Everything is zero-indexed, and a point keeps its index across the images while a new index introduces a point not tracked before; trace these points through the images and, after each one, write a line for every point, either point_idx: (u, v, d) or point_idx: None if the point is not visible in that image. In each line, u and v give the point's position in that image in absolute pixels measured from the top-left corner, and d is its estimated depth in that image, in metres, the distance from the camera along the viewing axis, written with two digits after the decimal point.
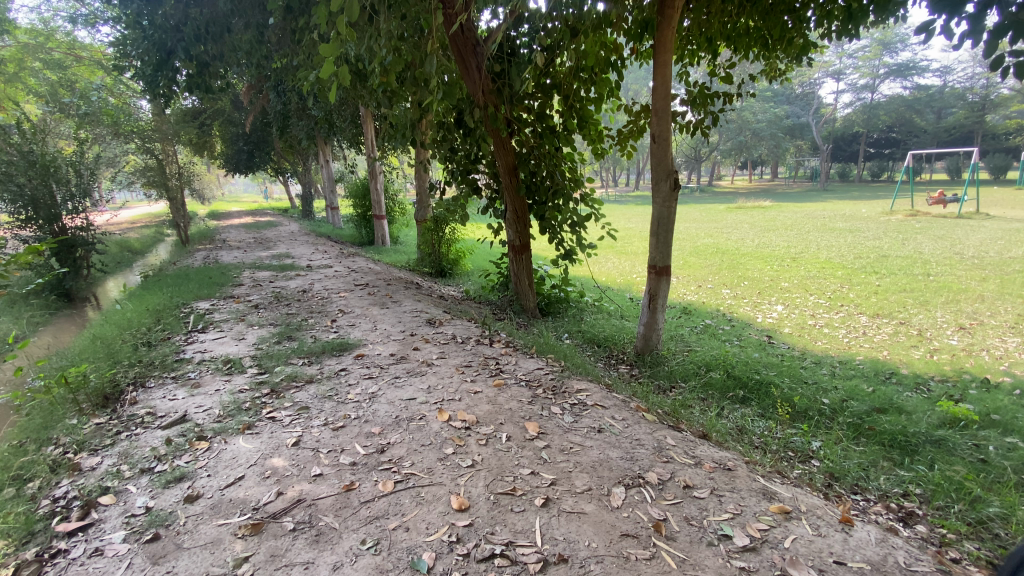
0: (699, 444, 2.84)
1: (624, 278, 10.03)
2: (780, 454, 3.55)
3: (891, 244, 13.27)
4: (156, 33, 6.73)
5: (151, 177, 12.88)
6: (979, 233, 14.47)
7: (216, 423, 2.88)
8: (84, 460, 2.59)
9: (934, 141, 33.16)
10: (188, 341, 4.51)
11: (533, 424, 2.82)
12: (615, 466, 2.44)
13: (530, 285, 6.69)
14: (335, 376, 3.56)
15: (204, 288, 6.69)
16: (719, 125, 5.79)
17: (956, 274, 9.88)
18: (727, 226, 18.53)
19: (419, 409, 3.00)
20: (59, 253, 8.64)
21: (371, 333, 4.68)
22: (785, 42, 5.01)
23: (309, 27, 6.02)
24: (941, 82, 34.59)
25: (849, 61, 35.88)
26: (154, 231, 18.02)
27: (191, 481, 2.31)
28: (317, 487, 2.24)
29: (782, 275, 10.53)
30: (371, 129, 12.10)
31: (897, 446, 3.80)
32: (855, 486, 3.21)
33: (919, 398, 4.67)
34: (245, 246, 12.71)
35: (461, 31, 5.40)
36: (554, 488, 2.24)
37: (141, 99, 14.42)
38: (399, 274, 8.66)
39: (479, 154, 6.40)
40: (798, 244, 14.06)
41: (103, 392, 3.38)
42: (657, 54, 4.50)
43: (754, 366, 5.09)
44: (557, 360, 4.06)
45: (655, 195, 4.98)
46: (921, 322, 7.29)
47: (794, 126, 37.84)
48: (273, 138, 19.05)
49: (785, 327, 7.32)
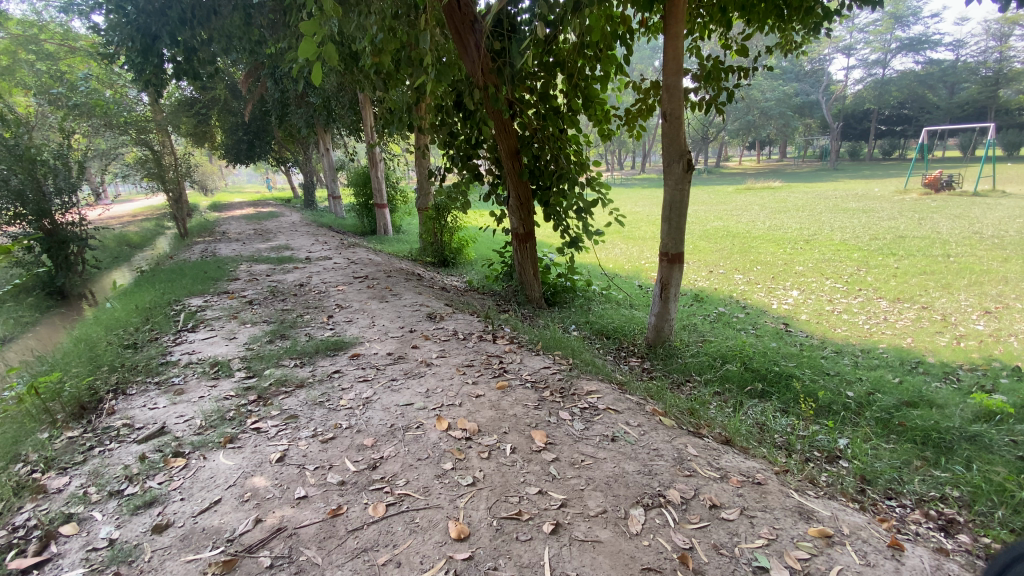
0: (724, 453, 2.58)
1: (632, 264, 9.74)
2: (805, 455, 3.28)
3: (907, 225, 12.87)
4: (140, 18, 6.35)
5: (149, 170, 12.58)
6: (997, 211, 14.00)
7: (197, 436, 2.66)
8: (51, 481, 2.39)
9: (947, 117, 32.41)
10: (176, 341, 4.30)
11: (539, 433, 2.57)
12: (632, 483, 2.19)
13: (536, 274, 6.42)
14: (327, 380, 3.32)
15: (198, 284, 6.48)
16: (734, 102, 5.42)
17: (976, 254, 9.51)
18: (736, 209, 18.09)
19: (416, 417, 2.76)
20: (51, 250, 8.41)
21: (369, 329, 4.43)
22: (802, 11, 4.65)
23: (298, 6, 5.67)
24: (954, 56, 33.74)
25: (860, 36, 34.89)
26: (154, 225, 17.80)
27: (162, 507, 2.10)
28: (299, 513, 2.01)
29: (795, 258, 10.20)
30: (370, 115, 11.79)
31: (931, 443, 3.50)
32: (889, 490, 2.94)
33: (949, 390, 4.37)
34: (245, 238, 12.53)
35: (458, 7, 5.09)
36: (564, 511, 2.00)
37: (135, 90, 14.09)
38: (400, 265, 8.43)
39: (480, 138, 6.12)
40: (811, 225, 13.64)
41: (80, 401, 3.18)
42: (667, 26, 4.17)
43: (773, 357, 4.81)
44: (565, 357, 3.80)
45: (668, 178, 4.68)
46: (944, 306, 6.97)
47: (803, 104, 36.98)
48: (272, 127, 18.75)
49: (802, 313, 7.03)
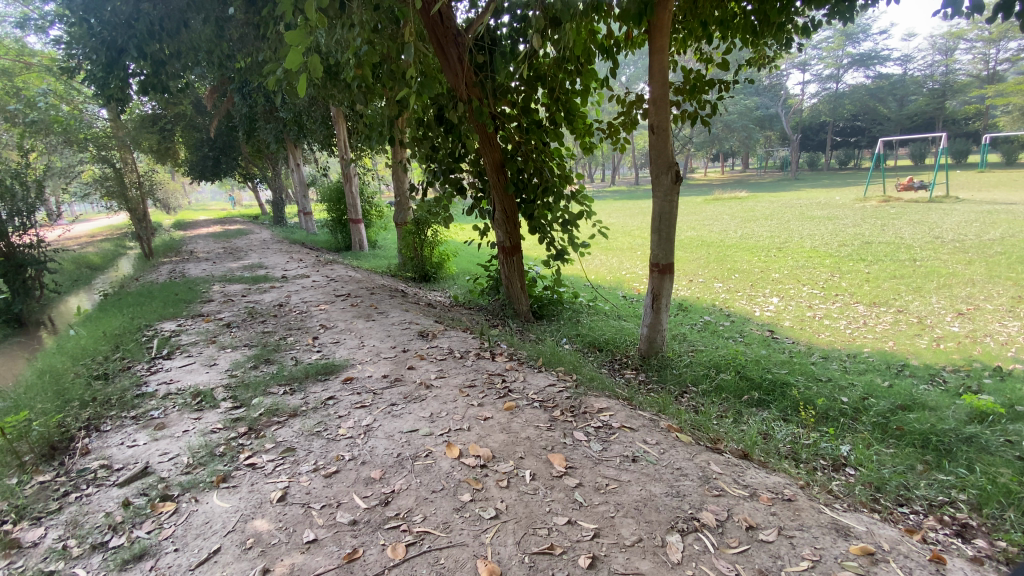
0: (746, 469, 2.51)
1: (614, 275, 9.79)
2: (812, 463, 3.22)
3: (871, 231, 13.36)
4: (104, 30, 6.01)
5: (110, 188, 12.05)
6: (952, 216, 14.69)
7: (185, 475, 2.44)
8: (24, 534, 2.13)
9: (897, 128, 34.20)
10: (151, 370, 4.00)
11: (558, 457, 2.46)
12: (662, 507, 2.09)
13: (523, 287, 6.31)
14: (322, 408, 3.11)
15: (169, 307, 6.13)
16: (716, 115, 5.44)
17: (941, 258, 9.90)
18: (706, 218, 18.48)
19: (423, 445, 2.60)
20: (7, 274, 7.92)
21: (358, 351, 4.23)
22: (774, 26, 4.70)
23: (273, 18, 5.48)
24: (902, 69, 35.78)
25: (815, 52, 36.50)
26: (114, 245, 16.97)
27: (154, 560, 1.89)
28: (311, 559, 1.84)
29: (770, 265, 10.44)
30: (344, 129, 11.56)
31: (931, 447, 3.51)
32: (899, 496, 2.89)
33: (938, 392, 4.44)
34: (215, 257, 12.06)
35: (440, 20, 4.99)
36: (598, 542, 1.89)
37: (95, 106, 13.52)
38: (381, 281, 8.20)
39: (463, 151, 5.99)
40: (781, 233, 13.99)
41: (50, 441, 2.89)
42: (653, 39, 4.18)
43: (765, 364, 4.81)
44: (568, 373, 3.72)
45: (656, 189, 4.66)
46: (919, 309, 7.18)
47: (764, 117, 38.33)
48: (240, 143, 18.27)
49: (785, 320, 7.13)
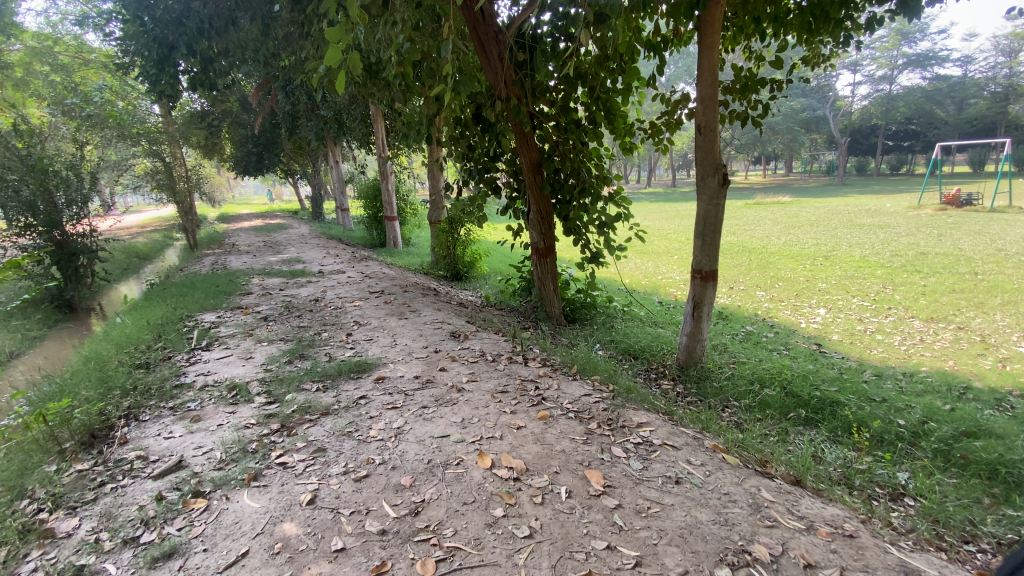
0: (799, 497, 2.32)
1: (650, 280, 9.54)
2: (868, 491, 2.97)
3: (926, 241, 12.61)
4: (156, 28, 6.15)
5: (160, 181, 12.47)
6: (1017, 227, 13.73)
7: (217, 472, 2.43)
8: (59, 524, 2.16)
9: (955, 133, 32.35)
10: (190, 361, 4.07)
11: (595, 474, 2.33)
12: (709, 536, 1.94)
13: (556, 290, 6.17)
14: (354, 408, 3.07)
15: (210, 298, 6.28)
16: (767, 115, 5.14)
17: (1005, 272, 9.21)
18: (749, 223, 17.86)
19: (455, 452, 2.52)
20: (60, 261, 8.32)
21: (391, 349, 4.20)
22: (831, 23, 4.41)
23: (316, 16, 5.49)
24: (962, 71, 33.83)
25: (867, 52, 34.87)
26: (162, 236, 17.71)
27: (183, 560, 1.87)
28: (338, 569, 1.78)
29: (817, 274, 9.95)
30: (382, 127, 11.65)
31: (999, 479, 3.20)
32: (965, 533, 2.61)
33: (1005, 418, 4.06)
34: (255, 250, 12.38)
35: (482, 18, 4.90)
36: (640, 571, 1.76)
37: (148, 102, 14.09)
38: (414, 279, 8.21)
39: (499, 151, 5.89)
40: (828, 241, 13.35)
41: (90, 429, 2.96)
42: (703, 36, 3.96)
43: (813, 381, 4.52)
44: (604, 382, 3.56)
45: (702, 192, 4.43)
46: (982, 326, 6.69)
47: (809, 120, 36.86)
48: (282, 139, 18.77)
49: (834, 333, 6.76)
